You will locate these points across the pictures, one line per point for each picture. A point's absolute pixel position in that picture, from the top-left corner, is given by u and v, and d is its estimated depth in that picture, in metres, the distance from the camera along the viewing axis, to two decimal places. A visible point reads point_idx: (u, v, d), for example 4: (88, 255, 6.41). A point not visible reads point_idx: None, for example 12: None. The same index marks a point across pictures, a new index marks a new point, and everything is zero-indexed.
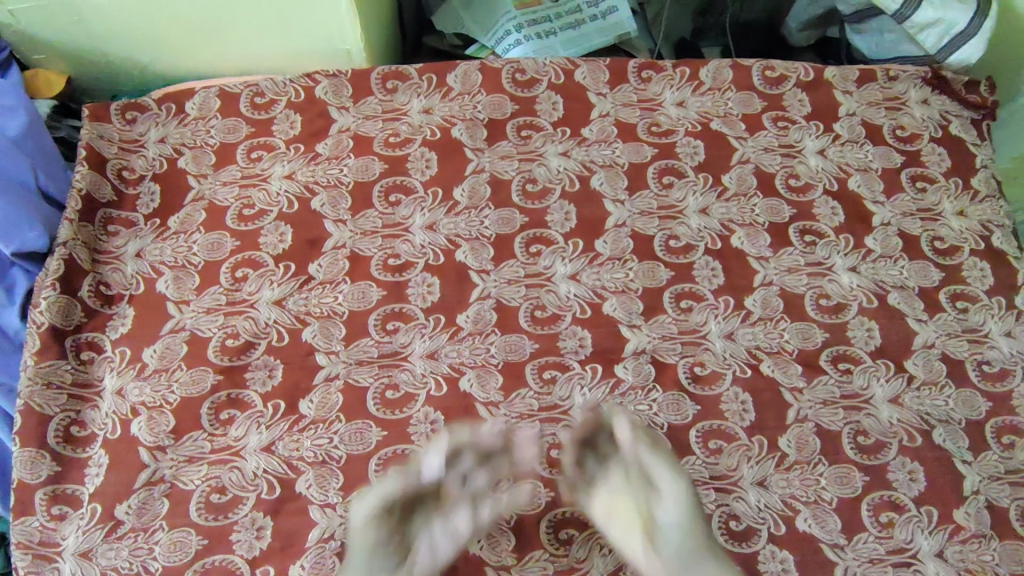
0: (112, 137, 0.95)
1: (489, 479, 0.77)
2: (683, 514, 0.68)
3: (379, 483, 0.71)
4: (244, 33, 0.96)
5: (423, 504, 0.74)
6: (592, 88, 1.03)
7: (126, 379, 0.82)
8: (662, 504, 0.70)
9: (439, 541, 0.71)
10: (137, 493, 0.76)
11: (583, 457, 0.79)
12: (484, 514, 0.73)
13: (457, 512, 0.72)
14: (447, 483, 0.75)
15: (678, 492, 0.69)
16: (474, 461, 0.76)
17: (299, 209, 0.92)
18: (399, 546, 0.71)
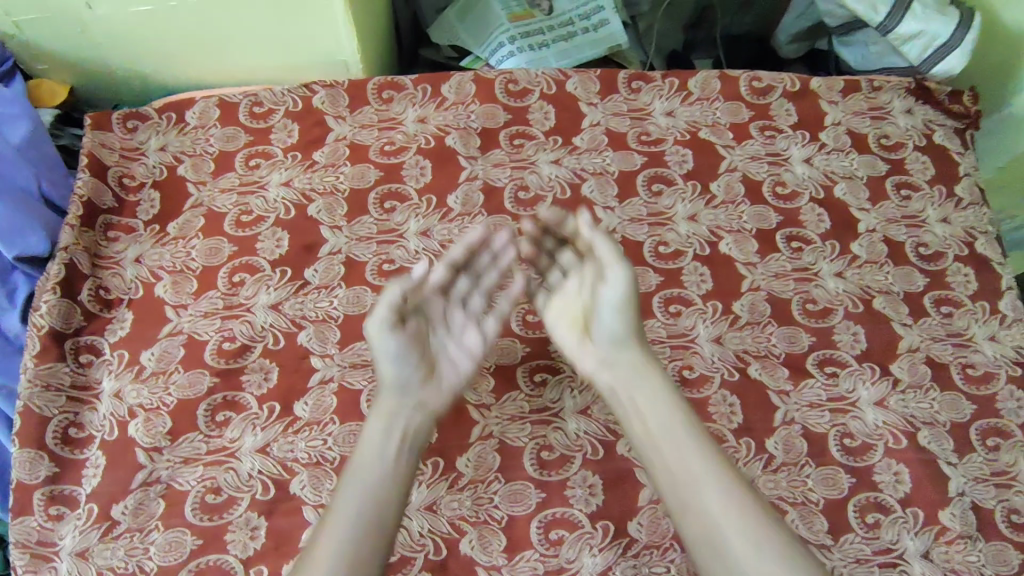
0: (113, 145, 0.97)
1: (480, 293, 0.86)
2: (623, 297, 0.77)
3: (381, 297, 0.76)
4: (245, 46, 0.99)
5: (433, 327, 0.82)
6: (583, 98, 1.05)
7: (125, 382, 0.83)
8: (605, 290, 0.78)
9: (455, 354, 0.82)
10: (133, 494, 0.77)
11: (552, 275, 0.87)
12: (489, 326, 0.83)
13: (465, 327, 0.83)
14: (448, 305, 0.84)
15: (619, 273, 0.77)
16: (461, 275, 0.85)
17: (295, 216, 0.94)
18: (418, 357, 0.78)
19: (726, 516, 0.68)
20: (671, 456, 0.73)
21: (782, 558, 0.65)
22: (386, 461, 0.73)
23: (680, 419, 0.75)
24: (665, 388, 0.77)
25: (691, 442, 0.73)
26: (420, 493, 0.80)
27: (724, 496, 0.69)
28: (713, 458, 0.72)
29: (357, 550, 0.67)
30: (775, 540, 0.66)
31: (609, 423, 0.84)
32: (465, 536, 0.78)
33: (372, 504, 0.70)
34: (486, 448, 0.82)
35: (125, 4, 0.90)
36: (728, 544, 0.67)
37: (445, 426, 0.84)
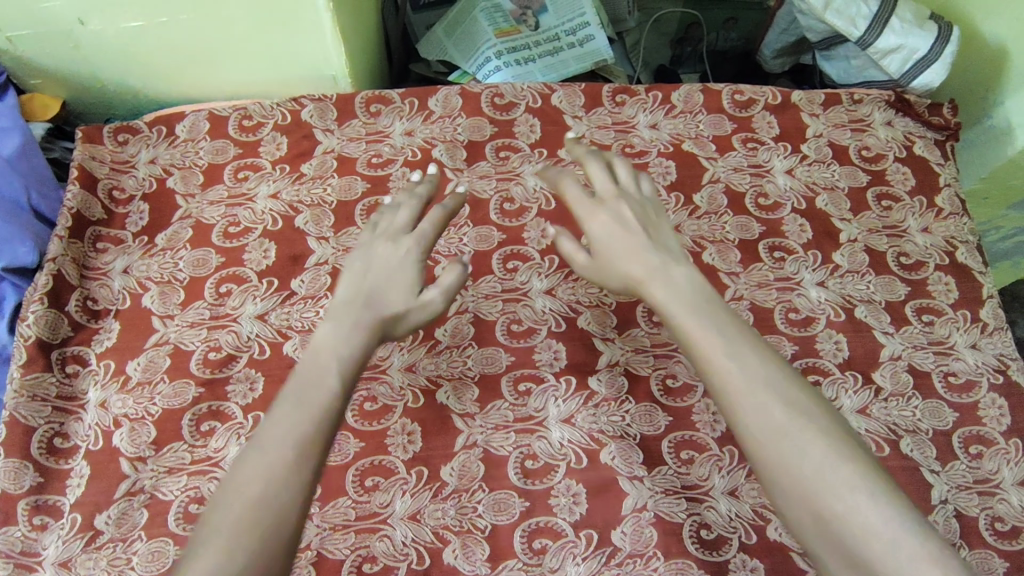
0: (104, 158, 0.99)
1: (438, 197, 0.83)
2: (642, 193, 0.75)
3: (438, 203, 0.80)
4: (235, 61, 1.01)
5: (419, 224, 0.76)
6: (568, 112, 1.07)
7: (111, 392, 0.84)
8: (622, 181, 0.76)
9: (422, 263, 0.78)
10: (116, 504, 0.78)
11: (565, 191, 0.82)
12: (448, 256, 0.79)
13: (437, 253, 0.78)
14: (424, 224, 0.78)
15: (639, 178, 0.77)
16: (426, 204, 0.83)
17: (282, 227, 0.95)
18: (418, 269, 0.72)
19: (733, 386, 0.58)
20: (678, 326, 0.63)
21: (797, 432, 0.55)
22: (344, 353, 0.63)
23: (692, 290, 0.65)
24: (668, 263, 0.67)
25: (697, 311, 0.63)
26: (404, 502, 0.80)
27: (735, 365, 0.59)
28: (721, 328, 0.61)
29: (302, 446, 0.56)
30: (793, 414, 0.56)
31: (593, 431, 0.84)
32: (449, 545, 0.78)
33: (316, 400, 0.59)
34: (471, 457, 0.83)
35: (118, 20, 0.91)
36: (741, 419, 0.57)
37: (429, 436, 0.84)
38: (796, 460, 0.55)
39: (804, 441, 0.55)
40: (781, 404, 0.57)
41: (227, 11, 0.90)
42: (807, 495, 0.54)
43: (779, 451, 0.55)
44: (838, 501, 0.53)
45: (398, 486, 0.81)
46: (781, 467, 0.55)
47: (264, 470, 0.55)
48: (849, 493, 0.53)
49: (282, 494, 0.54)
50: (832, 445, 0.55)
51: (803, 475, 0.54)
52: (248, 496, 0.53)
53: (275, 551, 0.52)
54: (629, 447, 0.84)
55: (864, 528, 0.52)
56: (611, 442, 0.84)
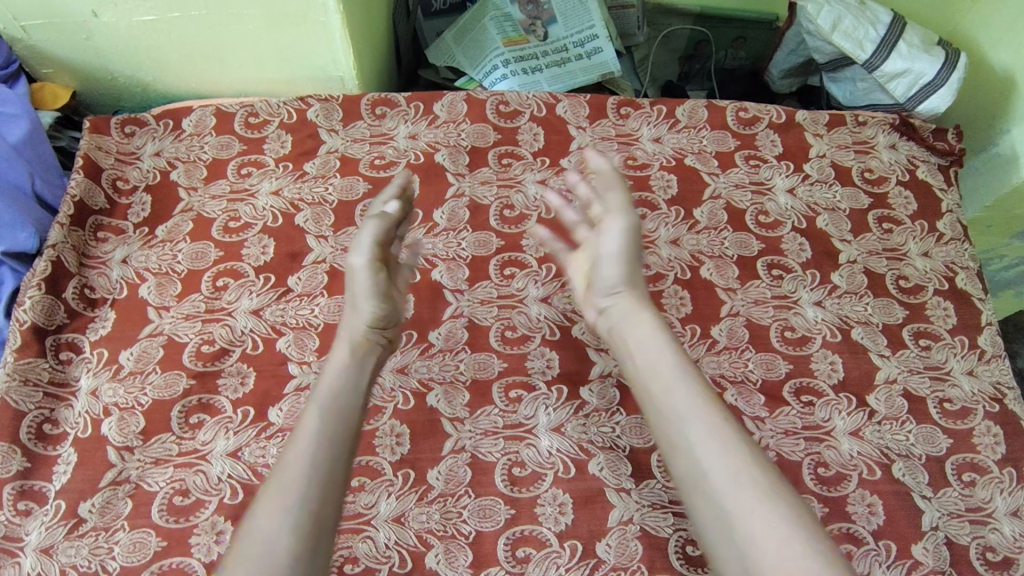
0: (110, 149, 1.00)
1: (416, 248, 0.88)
2: (630, 244, 0.78)
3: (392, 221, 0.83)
4: (245, 59, 1.03)
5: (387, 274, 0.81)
6: (572, 122, 1.07)
7: (102, 380, 0.84)
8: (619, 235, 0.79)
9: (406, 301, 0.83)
10: (101, 492, 0.78)
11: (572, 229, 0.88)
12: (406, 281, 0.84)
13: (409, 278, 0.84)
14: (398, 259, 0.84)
15: (624, 226, 0.79)
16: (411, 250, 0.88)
17: (282, 224, 0.95)
18: (393, 299, 0.79)
19: (709, 448, 0.64)
20: (656, 392, 0.69)
21: (765, 497, 0.60)
22: (345, 400, 0.70)
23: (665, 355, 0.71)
24: (659, 329, 0.73)
25: (680, 377, 0.69)
26: (389, 504, 0.80)
27: (712, 431, 0.65)
28: (702, 395, 0.67)
29: (314, 483, 0.63)
30: (762, 478, 0.62)
31: (582, 442, 0.84)
32: (431, 550, 0.77)
33: (326, 445, 0.66)
34: (458, 462, 0.82)
35: (131, 13, 0.92)
36: (711, 481, 0.62)
37: (417, 438, 0.84)
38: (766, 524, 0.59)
39: (774, 501, 0.60)
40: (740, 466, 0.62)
41: (238, 9, 0.92)
42: (772, 556, 0.57)
43: (748, 510, 0.60)
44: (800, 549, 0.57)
45: (383, 488, 0.81)
46: (746, 528, 0.59)
47: (283, 508, 0.61)
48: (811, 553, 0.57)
49: (300, 530, 0.60)
50: (795, 506, 0.60)
51: (772, 535, 0.58)
52: (272, 531, 0.60)
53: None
54: (617, 458, 0.83)
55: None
56: (600, 454, 0.83)
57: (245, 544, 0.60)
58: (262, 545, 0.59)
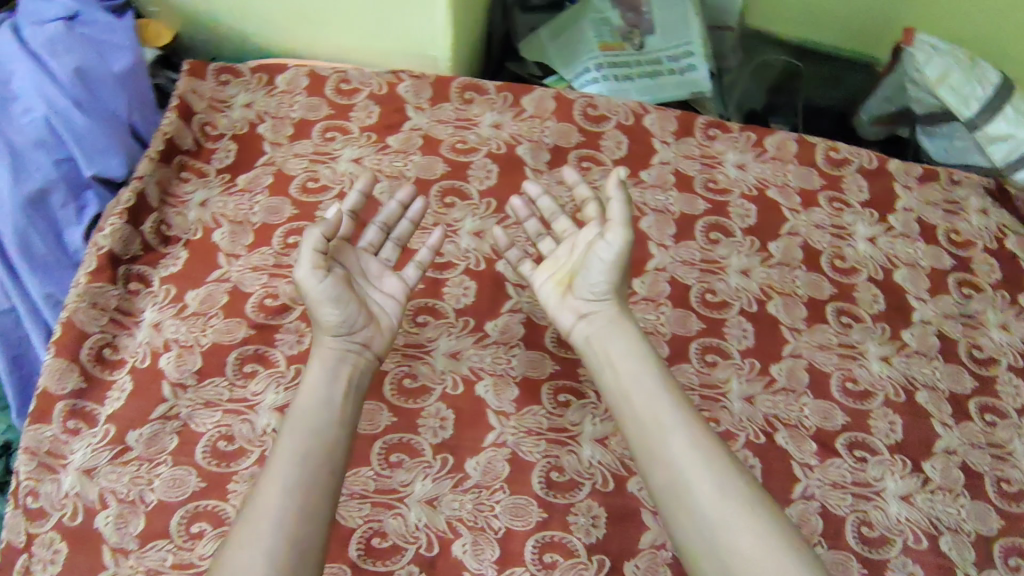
0: (203, 94, 1.02)
1: (391, 244, 0.87)
2: (617, 254, 0.78)
3: (362, 238, 0.86)
4: (344, 23, 1.03)
5: (353, 274, 0.80)
6: (658, 135, 1.05)
7: (165, 315, 0.85)
8: (601, 247, 0.79)
9: (380, 299, 0.82)
10: (150, 424, 0.79)
11: (544, 242, 0.89)
12: (410, 275, 0.84)
13: (383, 275, 0.83)
14: (366, 255, 0.83)
15: (620, 234, 0.77)
16: (388, 241, 0.87)
17: (359, 192, 0.96)
18: (357, 302, 0.77)
19: (693, 459, 0.68)
20: (641, 406, 0.72)
21: (745, 502, 0.66)
22: (331, 405, 0.72)
23: (646, 373, 0.75)
24: (640, 340, 0.78)
25: (665, 391, 0.73)
26: (423, 486, 0.79)
27: (694, 445, 0.69)
28: (686, 409, 0.72)
29: (304, 490, 0.66)
30: (743, 489, 0.67)
31: (626, 458, 0.82)
32: (459, 538, 0.77)
33: (318, 449, 0.69)
34: (498, 456, 0.81)
35: None
36: (695, 490, 0.67)
37: (461, 425, 0.83)
38: (748, 534, 0.64)
39: (753, 505, 0.66)
40: (720, 481, 0.67)
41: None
42: (755, 563, 0.63)
43: (729, 520, 0.65)
44: (777, 559, 0.63)
45: (421, 468, 0.80)
46: (730, 535, 0.64)
47: (272, 516, 0.64)
48: (783, 549, 0.64)
49: (290, 534, 0.63)
50: (770, 510, 0.67)
51: (754, 541, 0.64)
52: (263, 544, 0.62)
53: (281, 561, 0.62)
54: None
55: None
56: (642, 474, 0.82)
57: (245, 528, 0.63)
58: (259, 529, 0.63)
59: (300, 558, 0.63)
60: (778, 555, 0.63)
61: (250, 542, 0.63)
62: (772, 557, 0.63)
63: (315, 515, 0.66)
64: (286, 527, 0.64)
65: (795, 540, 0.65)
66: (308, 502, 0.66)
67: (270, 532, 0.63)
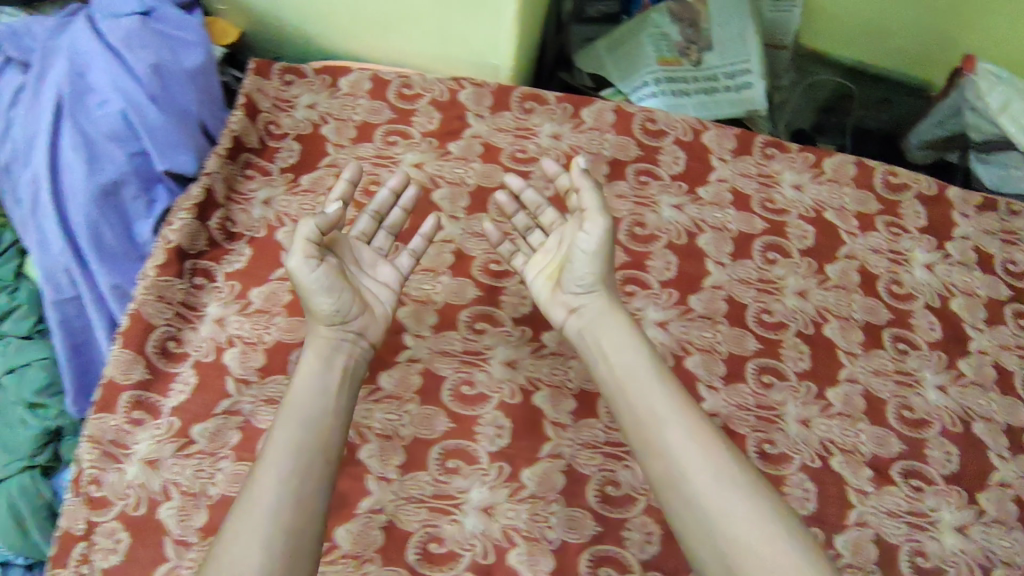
0: (268, 93, 1.03)
1: (383, 232, 0.86)
2: (599, 243, 0.78)
3: (353, 227, 0.84)
4: (409, 27, 1.04)
5: (346, 263, 0.79)
6: (716, 152, 1.05)
7: (229, 311, 0.87)
8: (582, 238, 0.79)
9: (373, 287, 0.81)
10: (214, 419, 0.80)
11: (533, 235, 0.89)
12: (402, 263, 0.85)
13: (376, 263, 0.83)
14: (359, 244, 0.82)
15: (600, 224, 0.78)
16: (379, 229, 0.86)
17: (420, 197, 0.97)
18: (351, 289, 0.77)
19: (686, 451, 0.69)
20: (635, 399, 0.72)
21: (742, 491, 0.66)
22: (327, 395, 0.72)
23: (640, 366, 0.74)
24: (633, 330, 0.78)
25: (658, 383, 0.73)
26: (480, 493, 0.80)
27: (689, 436, 0.69)
28: (677, 400, 0.72)
29: (300, 477, 0.67)
30: (740, 480, 0.67)
31: None
32: (515, 547, 0.77)
33: (313, 439, 0.69)
34: (553, 468, 0.82)
35: None
36: (692, 482, 0.67)
37: (517, 434, 0.83)
38: (747, 523, 0.65)
39: (747, 493, 0.66)
40: (717, 471, 0.67)
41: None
42: (753, 552, 0.63)
43: (726, 509, 0.65)
44: (777, 546, 0.63)
45: (477, 475, 0.80)
46: (728, 525, 0.65)
47: (269, 503, 0.65)
48: (782, 536, 0.64)
49: (286, 524, 0.64)
50: (766, 497, 0.67)
51: (748, 530, 0.64)
52: (260, 533, 0.62)
53: (276, 549, 0.63)
54: None
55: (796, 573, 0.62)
56: None
57: (242, 516, 0.64)
58: (257, 519, 0.64)
59: (298, 542, 0.64)
60: (776, 542, 0.63)
61: (247, 530, 0.63)
62: (772, 546, 0.63)
63: (311, 505, 0.66)
64: (282, 517, 0.64)
65: (794, 527, 0.65)
66: (303, 492, 0.66)
67: (267, 521, 0.64)
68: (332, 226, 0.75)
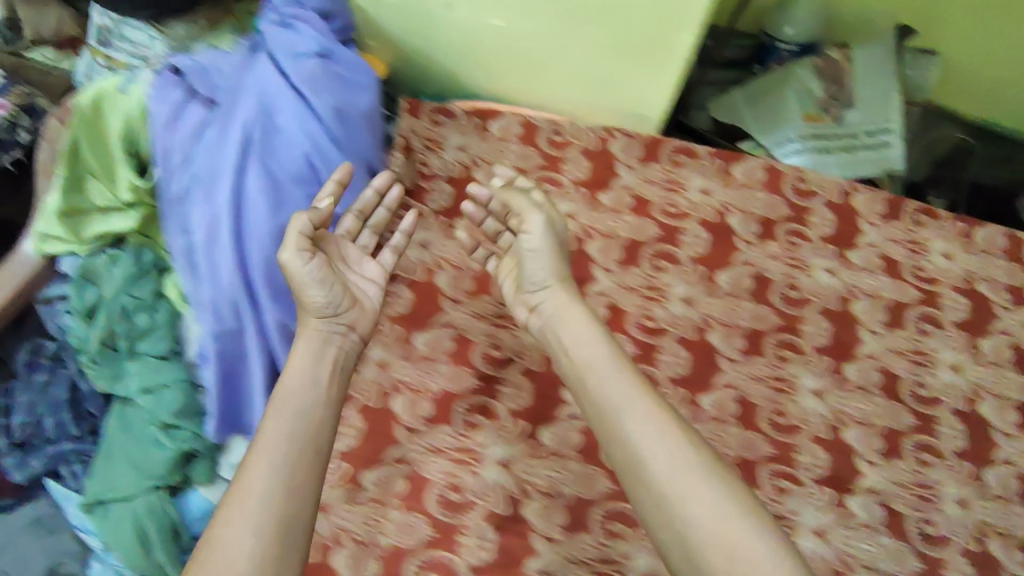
0: (419, 133, 1.04)
1: (367, 231, 0.87)
2: (543, 241, 0.82)
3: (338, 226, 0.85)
4: (560, 76, 1.03)
5: (335, 260, 0.81)
6: (866, 216, 1.04)
7: (393, 356, 0.88)
8: (524, 238, 0.83)
9: (362, 283, 0.83)
10: (384, 466, 0.82)
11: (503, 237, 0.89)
12: (386, 260, 0.87)
13: (363, 261, 0.84)
14: (346, 243, 0.83)
15: (537, 219, 0.82)
16: (365, 228, 0.87)
17: (575, 248, 0.97)
18: (343, 284, 0.78)
19: (646, 439, 0.67)
20: (595, 389, 0.71)
21: (701, 475, 0.64)
22: (317, 386, 0.72)
23: (600, 354, 0.74)
24: (590, 320, 0.77)
25: (617, 372, 0.72)
26: (646, 560, 0.79)
27: (646, 422, 0.68)
28: (637, 388, 0.70)
29: (291, 466, 0.65)
30: (701, 464, 0.65)
31: (845, 554, 0.84)
32: None
33: (303, 429, 0.68)
34: None
35: (484, 14, 0.97)
36: (649, 468, 0.65)
37: None
38: (706, 507, 0.62)
39: (715, 482, 0.64)
40: (676, 454, 0.65)
41: (592, 17, 0.92)
42: (713, 537, 0.61)
43: (685, 493, 0.63)
44: (739, 529, 0.61)
45: (640, 542, 0.80)
46: (685, 508, 0.63)
47: (258, 490, 0.63)
48: (747, 520, 0.62)
49: (279, 510, 0.62)
50: (728, 480, 0.65)
51: (718, 521, 0.61)
52: (252, 519, 0.61)
53: (270, 534, 0.61)
54: None
55: (756, 555, 0.59)
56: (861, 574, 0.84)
57: (233, 504, 0.62)
58: (250, 506, 0.61)
59: (288, 529, 0.62)
60: (736, 526, 0.61)
61: (237, 518, 0.61)
62: (736, 529, 0.61)
63: (305, 492, 0.65)
64: (274, 500, 0.62)
65: (756, 510, 0.63)
66: (296, 479, 0.65)
67: (258, 509, 0.61)
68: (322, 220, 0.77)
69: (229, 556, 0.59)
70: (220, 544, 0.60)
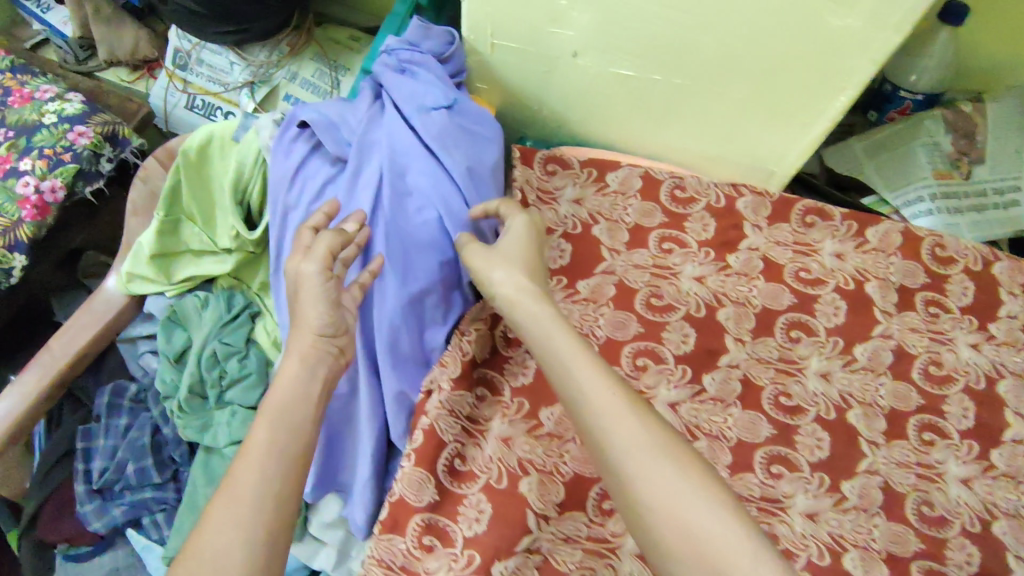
0: (533, 184, 0.98)
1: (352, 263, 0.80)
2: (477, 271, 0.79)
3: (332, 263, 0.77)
4: (685, 128, 0.98)
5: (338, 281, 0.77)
6: (1006, 286, 0.97)
7: (517, 431, 0.83)
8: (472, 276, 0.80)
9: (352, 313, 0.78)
10: (514, 557, 0.75)
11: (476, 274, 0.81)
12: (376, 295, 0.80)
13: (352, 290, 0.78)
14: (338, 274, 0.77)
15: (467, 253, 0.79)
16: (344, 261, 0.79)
17: (706, 316, 0.92)
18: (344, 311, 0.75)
19: (605, 425, 0.61)
20: (556, 373, 0.67)
21: (657, 453, 0.59)
22: (308, 400, 0.71)
23: (559, 337, 0.69)
24: (549, 304, 0.73)
25: (575, 354, 0.67)
26: None
27: (601, 404, 0.63)
28: (594, 368, 0.66)
29: (284, 477, 0.64)
30: (658, 444, 0.60)
31: None
32: None
33: (292, 439, 0.67)
34: None
35: (612, 64, 0.91)
36: (607, 449, 0.61)
37: None
38: (664, 487, 0.58)
39: (671, 466, 0.59)
40: (636, 434, 0.61)
41: (733, 74, 0.86)
42: (671, 519, 0.56)
43: (643, 475, 0.58)
44: (697, 509, 0.56)
45: None
46: (643, 490, 0.58)
47: (249, 498, 0.62)
48: (706, 500, 0.57)
49: (270, 519, 0.61)
50: (685, 458, 0.60)
51: (671, 503, 0.57)
52: (242, 525, 0.60)
53: (261, 540, 0.60)
54: None
55: (713, 534, 0.55)
56: None
57: (219, 511, 0.61)
58: (240, 513, 0.61)
59: (280, 537, 0.62)
60: (694, 506, 0.57)
61: (227, 525, 0.60)
62: (693, 507, 0.57)
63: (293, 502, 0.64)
64: (265, 509, 0.62)
65: (715, 488, 0.58)
66: (286, 488, 0.64)
67: (248, 516, 0.61)
68: (343, 243, 0.76)
69: (220, 561, 0.58)
70: (210, 551, 0.59)
